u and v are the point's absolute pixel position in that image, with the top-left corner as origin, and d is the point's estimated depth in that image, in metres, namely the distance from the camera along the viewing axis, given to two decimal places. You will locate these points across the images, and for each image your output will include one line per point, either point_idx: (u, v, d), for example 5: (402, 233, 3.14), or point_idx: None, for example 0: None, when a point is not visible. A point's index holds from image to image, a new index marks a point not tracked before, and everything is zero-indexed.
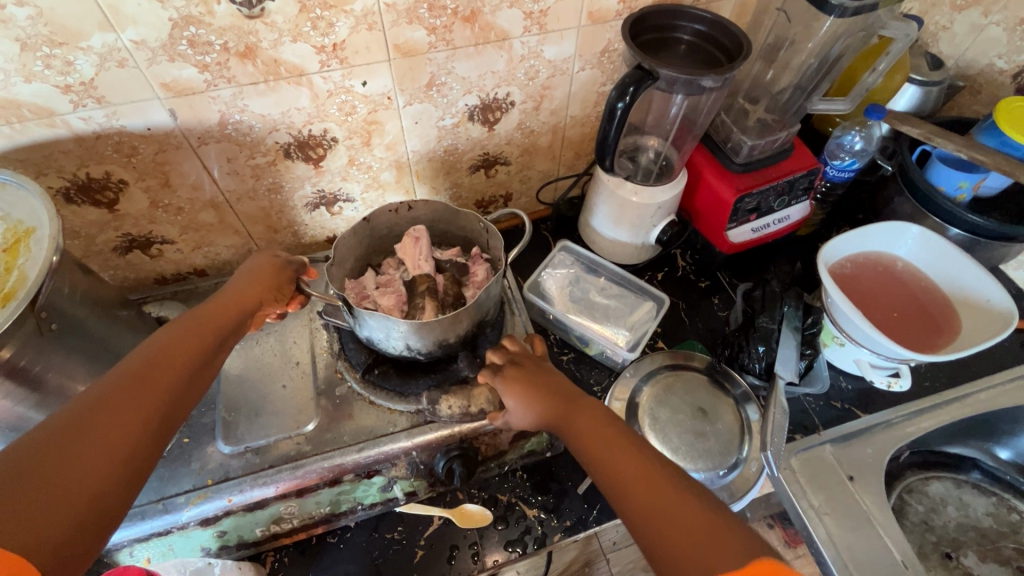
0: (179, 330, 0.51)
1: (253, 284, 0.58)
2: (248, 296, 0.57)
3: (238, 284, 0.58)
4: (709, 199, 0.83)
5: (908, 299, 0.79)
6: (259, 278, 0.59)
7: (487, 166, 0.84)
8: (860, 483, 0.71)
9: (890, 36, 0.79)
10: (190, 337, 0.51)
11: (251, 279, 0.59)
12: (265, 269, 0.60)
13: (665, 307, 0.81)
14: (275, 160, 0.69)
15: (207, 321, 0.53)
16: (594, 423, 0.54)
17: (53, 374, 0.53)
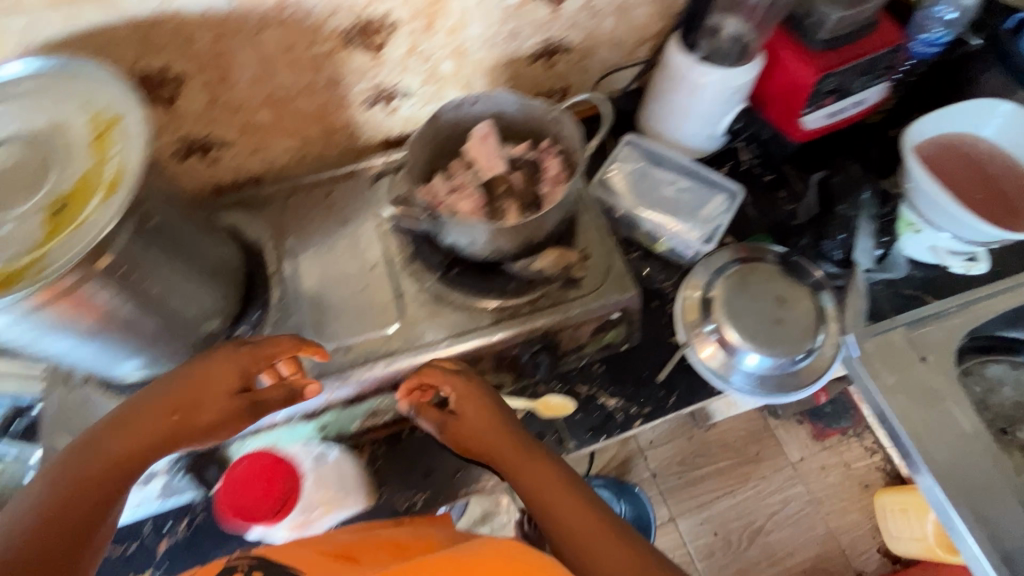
0: (146, 409, 0.51)
1: (219, 373, 0.53)
2: (227, 391, 0.54)
3: (206, 368, 0.53)
4: (785, 82, 0.78)
5: (991, 183, 0.76)
6: (220, 368, 0.54)
7: (548, 54, 0.79)
8: (932, 363, 0.73)
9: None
10: (158, 423, 0.51)
11: (226, 368, 0.54)
12: (223, 373, 0.54)
13: (739, 199, 0.78)
14: (335, 49, 0.64)
15: (180, 406, 0.52)
16: (550, 479, 0.56)
17: (150, 274, 0.53)
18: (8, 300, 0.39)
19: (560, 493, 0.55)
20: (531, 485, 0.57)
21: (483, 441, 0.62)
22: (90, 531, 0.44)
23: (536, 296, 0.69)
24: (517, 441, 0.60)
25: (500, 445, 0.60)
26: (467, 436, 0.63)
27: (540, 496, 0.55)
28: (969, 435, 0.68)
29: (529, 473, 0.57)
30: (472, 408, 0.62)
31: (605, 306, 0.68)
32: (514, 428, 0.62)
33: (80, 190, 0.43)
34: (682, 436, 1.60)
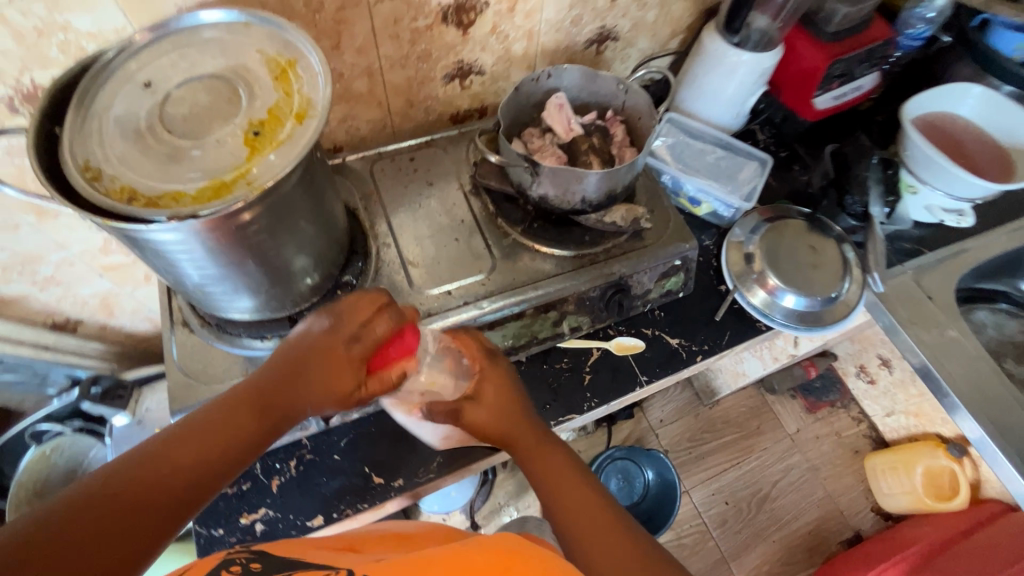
0: (232, 402, 0.49)
1: (343, 357, 0.52)
2: (337, 384, 0.51)
3: (323, 358, 0.52)
4: (799, 68, 0.92)
5: (969, 152, 0.92)
6: (343, 353, 0.52)
7: (600, 41, 0.89)
8: (937, 301, 0.86)
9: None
10: (243, 412, 0.49)
11: (341, 354, 0.52)
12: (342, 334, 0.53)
13: (768, 165, 0.91)
14: (433, 24, 0.72)
15: (264, 396, 0.50)
16: (560, 466, 0.58)
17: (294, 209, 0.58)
18: (225, 204, 0.44)
19: (563, 477, 0.56)
20: (546, 475, 0.57)
21: (497, 429, 0.60)
22: (173, 507, 0.43)
23: (609, 245, 0.77)
24: (530, 432, 0.60)
25: (515, 434, 0.59)
26: (483, 424, 0.60)
27: (554, 487, 0.56)
28: (975, 356, 0.81)
29: (546, 464, 0.58)
30: (492, 390, 0.61)
31: (671, 253, 0.78)
32: (530, 413, 0.62)
33: (271, 117, 0.49)
34: (689, 415, 1.69)
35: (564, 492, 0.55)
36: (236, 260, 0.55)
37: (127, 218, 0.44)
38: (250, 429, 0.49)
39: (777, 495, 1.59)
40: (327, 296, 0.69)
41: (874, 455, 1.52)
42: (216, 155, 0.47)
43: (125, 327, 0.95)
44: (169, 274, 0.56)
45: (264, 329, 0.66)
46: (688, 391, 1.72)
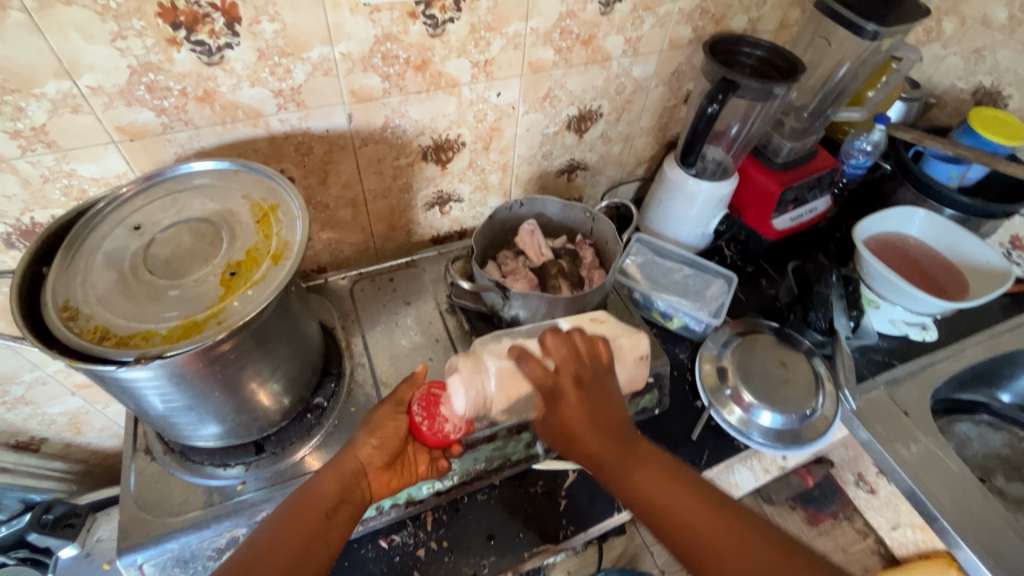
0: (295, 502, 0.56)
1: (385, 429, 0.60)
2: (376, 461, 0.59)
3: (354, 450, 0.59)
4: (755, 193, 0.99)
5: (923, 269, 0.97)
6: (384, 425, 0.60)
7: (570, 171, 0.97)
8: (914, 416, 0.85)
9: (900, 59, 0.97)
10: (307, 501, 0.56)
11: (382, 424, 0.60)
12: (384, 411, 0.62)
13: (734, 283, 0.94)
14: (414, 162, 0.79)
15: (317, 491, 0.56)
16: (659, 474, 0.58)
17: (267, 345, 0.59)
18: (194, 343, 0.46)
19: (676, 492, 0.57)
20: (640, 482, 0.57)
21: (596, 449, 0.58)
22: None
23: None
24: (622, 444, 0.58)
25: (606, 449, 0.58)
26: (573, 434, 0.58)
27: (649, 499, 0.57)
28: (961, 477, 0.79)
29: (636, 473, 0.58)
30: (579, 408, 0.58)
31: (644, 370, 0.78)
32: (617, 419, 0.59)
33: (248, 259, 0.52)
34: None
35: (679, 506, 0.56)
36: (204, 390, 0.55)
37: (96, 358, 0.45)
38: (326, 514, 0.55)
39: None
40: (296, 420, 0.69)
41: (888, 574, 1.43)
42: (192, 294, 0.49)
43: (92, 444, 0.93)
44: (137, 406, 0.56)
45: (229, 456, 0.65)
46: None
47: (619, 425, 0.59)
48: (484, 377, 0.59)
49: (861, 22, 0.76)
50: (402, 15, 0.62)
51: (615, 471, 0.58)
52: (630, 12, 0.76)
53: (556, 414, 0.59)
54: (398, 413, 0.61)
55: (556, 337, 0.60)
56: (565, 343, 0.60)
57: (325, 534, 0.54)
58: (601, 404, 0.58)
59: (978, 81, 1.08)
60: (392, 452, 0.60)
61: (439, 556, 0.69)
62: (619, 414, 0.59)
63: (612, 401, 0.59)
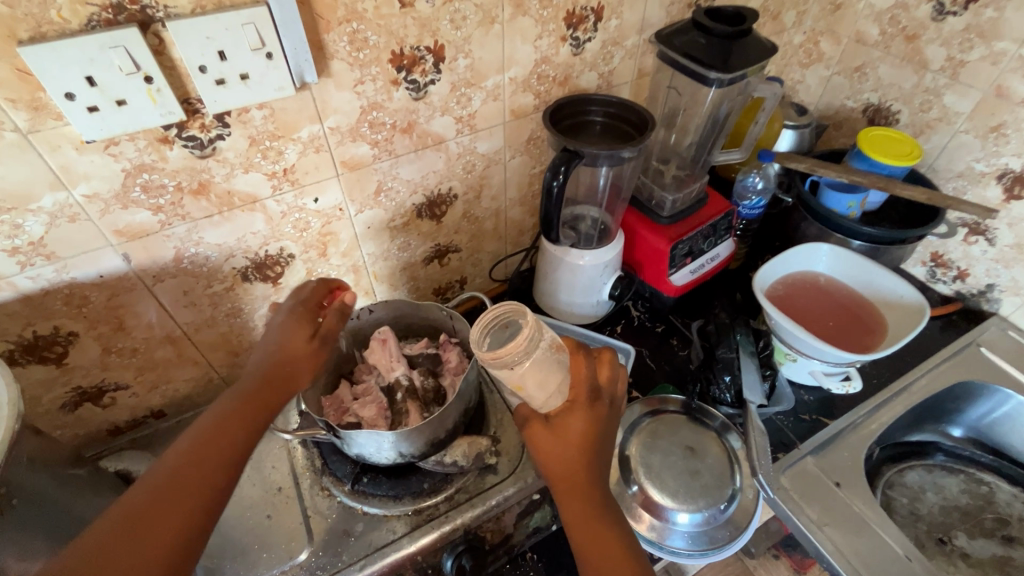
0: (183, 465, 0.45)
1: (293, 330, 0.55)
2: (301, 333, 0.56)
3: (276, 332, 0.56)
4: (647, 251, 0.91)
5: (838, 309, 0.88)
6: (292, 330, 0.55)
7: (440, 256, 0.88)
8: (847, 487, 0.75)
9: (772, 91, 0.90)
10: (193, 472, 0.45)
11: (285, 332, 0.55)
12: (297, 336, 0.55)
13: (631, 355, 0.87)
14: (233, 285, 0.69)
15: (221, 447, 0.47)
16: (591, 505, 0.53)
17: None
18: None
19: (599, 530, 0.52)
20: (576, 508, 0.53)
21: (564, 468, 0.53)
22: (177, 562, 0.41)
23: (452, 491, 0.67)
24: (598, 476, 0.54)
25: (578, 472, 0.53)
26: (552, 454, 0.53)
27: (583, 529, 0.52)
28: (905, 559, 0.68)
29: (581, 497, 0.53)
30: (577, 427, 0.53)
31: (524, 489, 0.67)
32: (602, 452, 0.54)
33: None
34: None
35: (599, 541, 0.52)
36: None
37: None
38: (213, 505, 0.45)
39: None
40: None
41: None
42: None
43: None
44: None
45: None
46: None
47: (601, 450, 0.54)
48: (535, 350, 0.51)
49: (704, 71, 0.71)
50: (151, 141, 0.53)
51: (559, 482, 0.54)
52: (451, 91, 0.69)
53: (553, 417, 0.54)
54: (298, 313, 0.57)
55: (584, 356, 0.55)
56: (588, 367, 0.55)
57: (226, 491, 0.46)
58: (599, 426, 0.54)
59: (867, 99, 1.02)
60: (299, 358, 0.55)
61: None
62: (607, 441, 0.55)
63: (610, 427, 0.55)
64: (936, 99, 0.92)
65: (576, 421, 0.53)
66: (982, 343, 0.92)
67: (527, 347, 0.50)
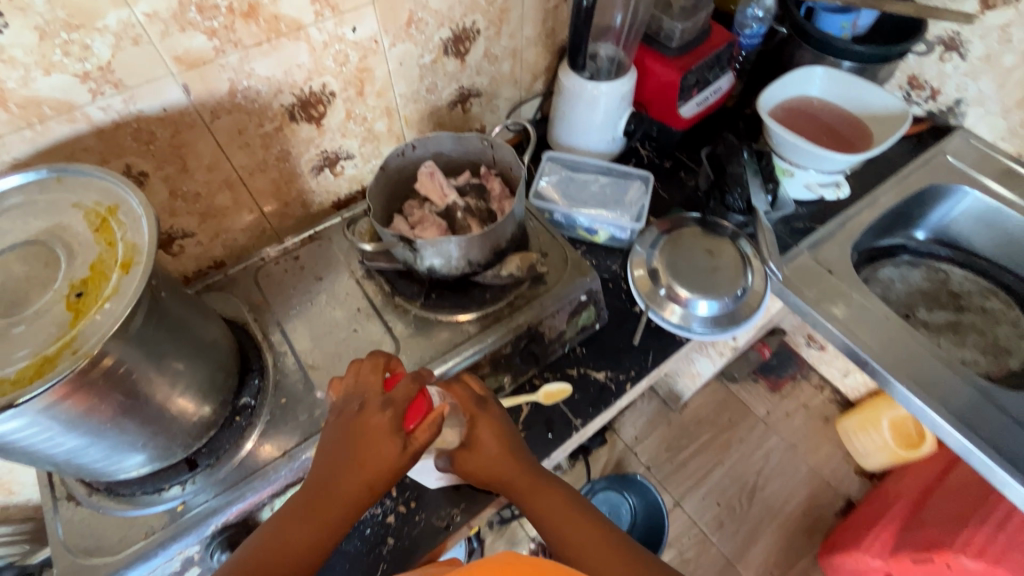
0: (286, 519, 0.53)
1: (378, 442, 0.53)
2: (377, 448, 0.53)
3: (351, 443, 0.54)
4: (657, 85, 0.95)
5: (831, 126, 0.97)
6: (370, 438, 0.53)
7: (463, 100, 0.90)
8: (837, 273, 0.89)
9: None
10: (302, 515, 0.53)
11: (368, 436, 0.53)
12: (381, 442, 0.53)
13: (650, 183, 0.93)
14: (281, 125, 0.71)
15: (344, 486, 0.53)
16: (545, 496, 0.61)
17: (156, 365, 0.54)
18: (49, 380, 0.40)
19: (561, 510, 0.60)
20: (533, 503, 0.61)
21: (500, 472, 0.62)
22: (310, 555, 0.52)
23: (512, 297, 0.76)
24: (529, 467, 0.62)
25: (509, 472, 0.61)
26: (483, 469, 0.61)
27: (551, 516, 0.60)
28: (897, 326, 0.83)
29: (531, 493, 0.61)
30: (486, 434, 0.62)
31: (574, 290, 0.77)
32: (519, 451, 0.63)
33: (94, 274, 0.46)
34: (662, 424, 1.70)
35: (561, 523, 0.59)
36: (100, 419, 0.51)
37: None
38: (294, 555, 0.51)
39: (763, 484, 1.60)
40: (226, 426, 0.65)
41: (855, 417, 1.58)
42: (38, 327, 0.44)
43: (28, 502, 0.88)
44: (31, 459, 0.51)
45: (161, 479, 0.62)
46: (655, 400, 1.74)
47: (519, 448, 0.63)
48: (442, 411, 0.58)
49: None
50: None
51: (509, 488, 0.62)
52: None
53: (472, 437, 0.62)
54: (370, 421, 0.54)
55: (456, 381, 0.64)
56: (465, 388, 0.64)
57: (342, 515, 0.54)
58: (504, 431, 0.63)
59: None
60: (388, 469, 0.53)
61: (410, 518, 0.69)
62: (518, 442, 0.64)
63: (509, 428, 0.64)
64: None
65: (488, 432, 0.62)
66: (949, 153, 1.04)
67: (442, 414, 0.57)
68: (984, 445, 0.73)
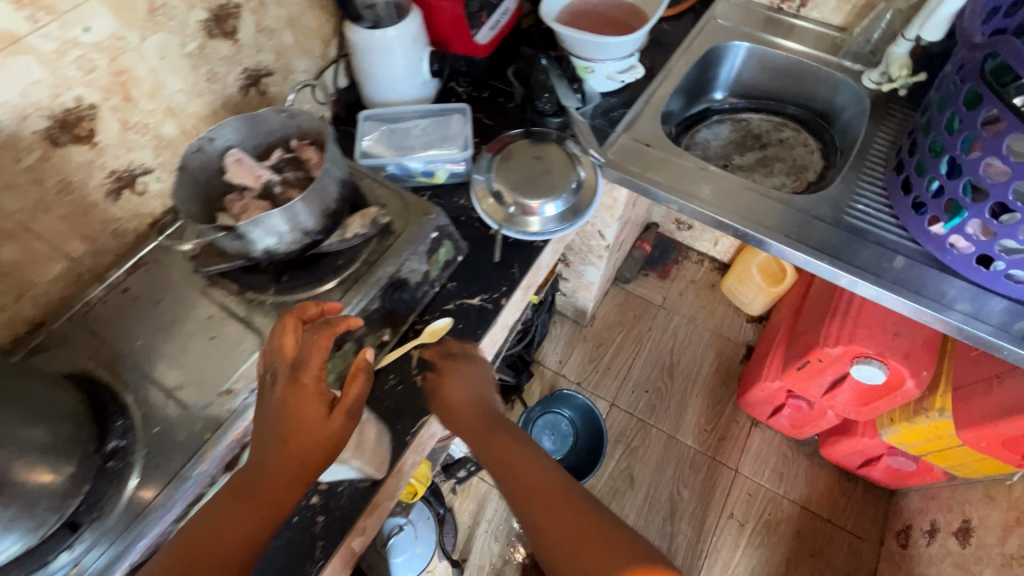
0: (220, 513, 0.55)
1: (305, 406, 0.58)
2: (307, 411, 0.58)
3: (279, 412, 0.58)
4: (446, 20, 0.97)
5: (613, 18, 1.04)
6: (294, 403, 0.58)
7: (254, 82, 0.87)
8: (654, 144, 0.98)
9: None
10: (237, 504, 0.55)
11: (297, 405, 0.58)
12: (305, 409, 0.58)
13: (469, 112, 0.96)
14: (46, 153, 0.64)
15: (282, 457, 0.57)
16: (505, 442, 0.65)
17: None
18: None
19: (515, 452, 0.63)
20: (490, 449, 0.65)
21: (462, 417, 0.70)
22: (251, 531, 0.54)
23: (365, 255, 0.76)
24: (489, 418, 0.69)
25: (471, 420, 0.69)
26: (453, 410, 0.71)
27: (500, 460, 0.63)
28: (718, 175, 0.94)
29: (490, 438, 0.66)
30: (452, 385, 0.72)
31: (424, 229, 0.79)
32: (484, 404, 0.71)
33: None
34: (579, 341, 1.80)
35: (510, 466, 0.61)
36: None
37: None
38: (241, 539, 0.54)
39: (678, 360, 1.76)
40: (100, 476, 0.60)
41: (732, 275, 1.77)
42: None
43: None
44: None
45: (42, 554, 0.57)
46: (567, 323, 1.83)
47: (482, 402, 0.71)
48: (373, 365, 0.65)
49: None
50: None
51: (471, 436, 0.68)
52: None
53: (439, 388, 0.73)
54: (296, 385, 0.58)
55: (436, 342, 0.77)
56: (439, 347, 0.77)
57: (284, 488, 0.56)
58: (469, 378, 0.73)
59: None
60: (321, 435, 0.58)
61: (334, 491, 0.70)
62: (484, 396, 0.72)
63: (477, 382, 0.73)
64: None
65: (452, 382, 0.72)
66: (718, 16, 1.16)
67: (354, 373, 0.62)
68: (811, 250, 0.85)
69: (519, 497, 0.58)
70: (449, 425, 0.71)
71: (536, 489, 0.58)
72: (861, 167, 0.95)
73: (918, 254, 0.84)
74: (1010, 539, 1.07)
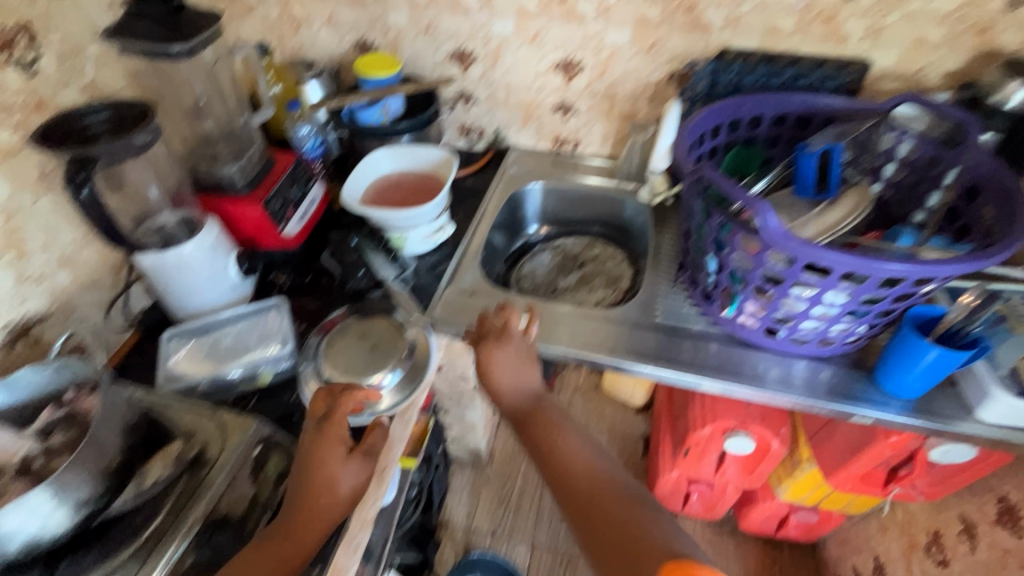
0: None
1: (327, 447, 0.71)
2: (333, 451, 0.71)
3: (308, 459, 0.70)
4: (249, 222, 0.98)
5: (415, 185, 1.13)
6: (324, 445, 0.71)
7: (21, 336, 0.78)
8: (478, 291, 1.04)
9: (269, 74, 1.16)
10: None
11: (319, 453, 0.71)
12: (333, 453, 0.71)
13: (287, 304, 0.93)
14: None
15: (282, 550, 0.64)
16: (616, 503, 0.69)
17: None
18: None
19: (612, 502, 0.70)
20: (582, 529, 0.70)
21: (580, 482, 0.72)
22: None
23: (171, 502, 0.67)
24: (610, 486, 0.71)
25: (571, 479, 0.73)
26: (571, 461, 0.75)
27: (604, 525, 0.68)
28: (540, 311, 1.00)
29: (571, 476, 0.73)
30: (550, 412, 0.81)
31: (244, 449, 0.72)
32: (570, 468, 0.74)
33: None
34: (483, 485, 1.70)
35: (614, 525, 0.67)
36: None
37: None
38: None
39: None
40: None
41: (607, 373, 1.83)
42: None
43: None
44: None
45: None
46: (466, 470, 1.73)
47: (569, 446, 0.76)
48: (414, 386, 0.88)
49: (166, 46, 0.81)
50: None
51: (568, 500, 0.72)
52: None
53: (534, 420, 0.80)
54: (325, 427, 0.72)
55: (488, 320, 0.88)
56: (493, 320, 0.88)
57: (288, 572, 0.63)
58: (531, 390, 0.84)
59: (349, 36, 1.23)
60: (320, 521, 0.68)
61: None
62: (569, 442, 0.77)
63: (560, 420, 0.80)
64: (384, 21, 1.19)
65: (525, 370, 0.85)
66: (511, 165, 1.31)
67: (501, 331, 0.87)
68: (637, 357, 0.92)
69: (615, 556, 0.65)
70: (546, 475, 0.76)
71: (631, 546, 0.64)
72: (657, 269, 1.07)
73: (726, 337, 0.94)
74: (913, 566, 1.11)
